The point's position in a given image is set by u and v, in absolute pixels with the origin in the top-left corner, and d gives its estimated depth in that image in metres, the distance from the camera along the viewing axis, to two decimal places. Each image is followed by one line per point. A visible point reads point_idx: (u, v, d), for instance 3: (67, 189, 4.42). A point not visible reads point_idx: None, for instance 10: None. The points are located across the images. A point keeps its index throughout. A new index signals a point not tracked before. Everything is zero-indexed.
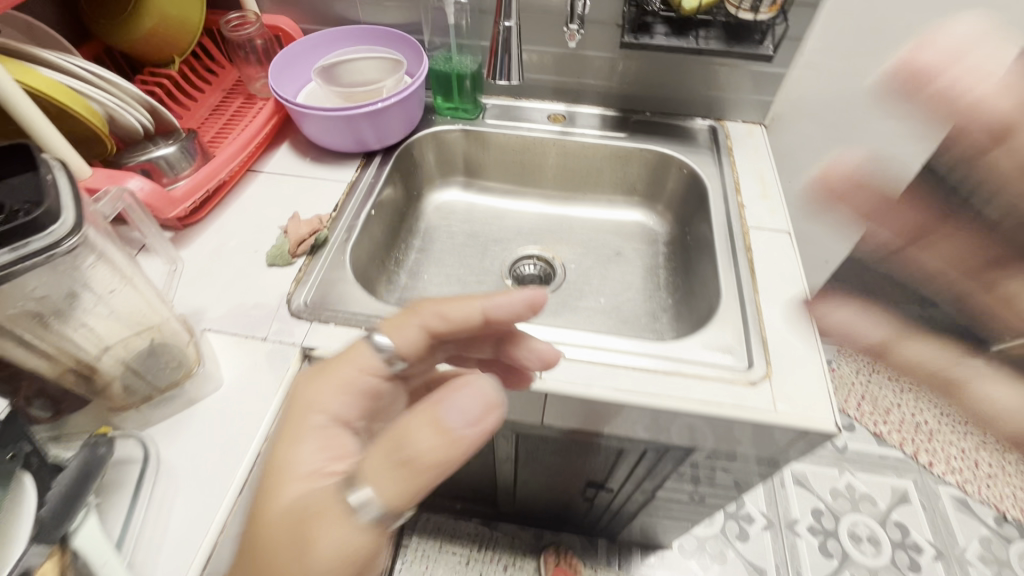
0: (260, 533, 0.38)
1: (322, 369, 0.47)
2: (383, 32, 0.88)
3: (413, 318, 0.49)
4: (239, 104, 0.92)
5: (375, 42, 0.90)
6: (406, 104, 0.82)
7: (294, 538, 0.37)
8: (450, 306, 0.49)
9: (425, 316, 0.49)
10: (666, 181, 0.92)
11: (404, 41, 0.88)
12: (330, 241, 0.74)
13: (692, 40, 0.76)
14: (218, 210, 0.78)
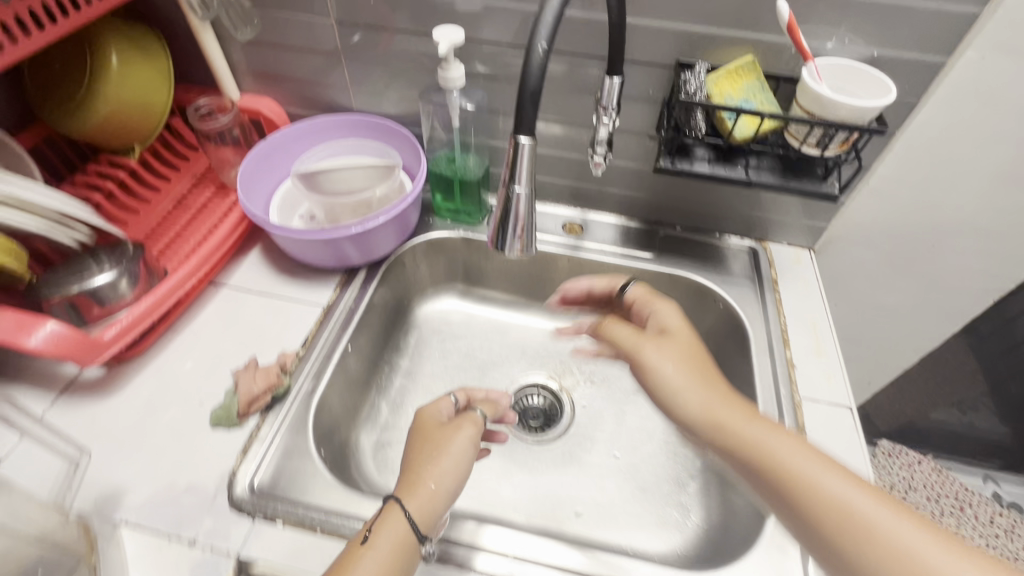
0: (424, 428, 0.58)
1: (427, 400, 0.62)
2: (378, 125, 0.78)
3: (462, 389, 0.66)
4: (207, 195, 0.80)
5: (376, 137, 0.80)
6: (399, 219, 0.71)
7: (444, 429, 0.57)
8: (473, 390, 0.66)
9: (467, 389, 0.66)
10: (698, 312, 0.79)
11: (406, 139, 0.76)
12: (292, 392, 0.61)
13: (742, 169, 0.64)
14: (166, 338, 0.66)
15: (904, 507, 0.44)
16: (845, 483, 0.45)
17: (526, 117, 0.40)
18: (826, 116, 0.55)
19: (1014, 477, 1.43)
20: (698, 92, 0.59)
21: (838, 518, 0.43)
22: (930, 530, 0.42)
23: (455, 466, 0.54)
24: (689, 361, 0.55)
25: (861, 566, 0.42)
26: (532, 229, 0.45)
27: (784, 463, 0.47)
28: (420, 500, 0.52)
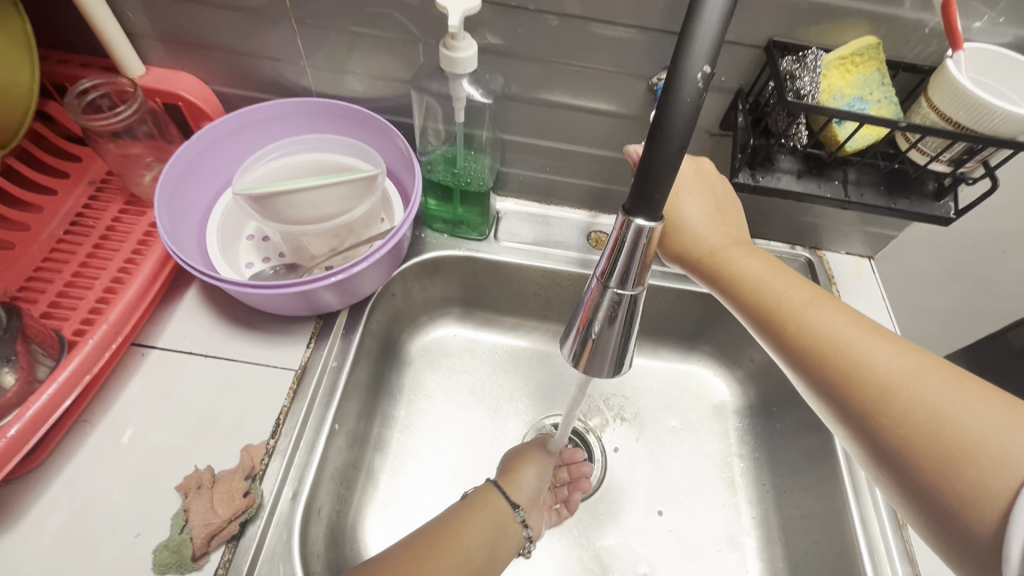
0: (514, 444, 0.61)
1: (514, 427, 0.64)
2: (353, 115, 0.59)
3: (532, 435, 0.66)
4: (115, 212, 0.59)
5: (346, 127, 0.60)
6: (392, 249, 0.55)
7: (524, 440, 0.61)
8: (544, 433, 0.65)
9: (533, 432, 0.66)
10: (748, 341, 0.67)
11: (390, 132, 0.58)
12: (267, 504, 0.46)
13: (838, 186, 0.50)
14: (76, 435, 0.48)
15: (924, 359, 0.35)
16: (842, 321, 0.38)
17: (654, 189, 0.25)
18: (975, 128, 0.42)
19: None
20: (810, 93, 0.44)
21: (840, 364, 0.36)
22: (968, 386, 0.32)
23: (540, 460, 0.57)
24: (713, 210, 0.47)
25: (866, 395, 0.35)
26: (628, 343, 0.32)
27: (776, 300, 0.41)
28: (516, 482, 0.55)
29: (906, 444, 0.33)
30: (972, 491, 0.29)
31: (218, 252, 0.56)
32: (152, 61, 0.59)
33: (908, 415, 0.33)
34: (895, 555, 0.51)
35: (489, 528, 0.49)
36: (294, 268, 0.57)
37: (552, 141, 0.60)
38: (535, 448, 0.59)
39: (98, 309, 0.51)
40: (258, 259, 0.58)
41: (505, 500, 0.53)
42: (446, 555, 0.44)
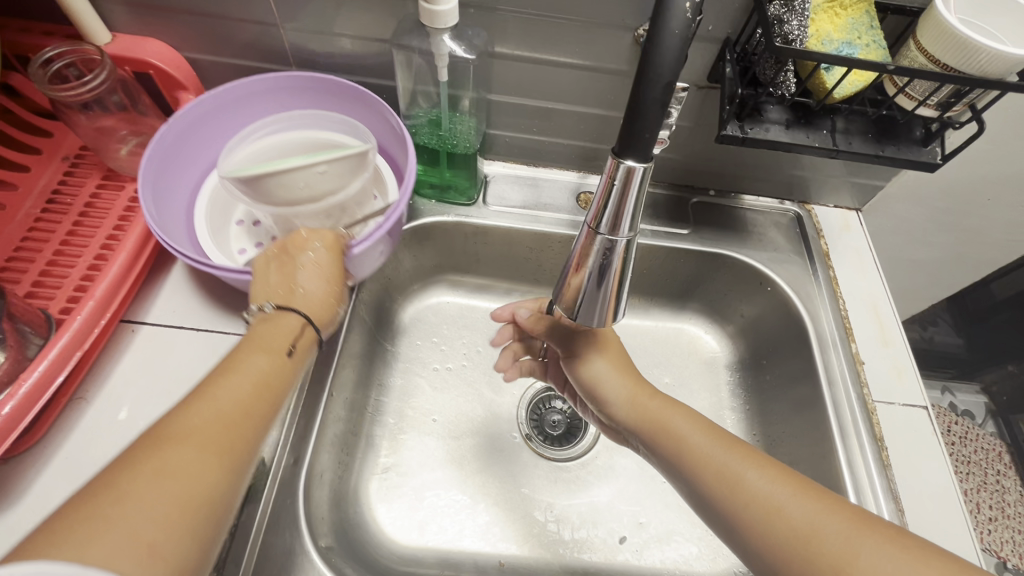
0: (285, 247, 0.49)
1: (310, 235, 0.49)
2: (343, 89, 0.57)
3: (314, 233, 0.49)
4: (93, 188, 0.58)
5: (333, 101, 0.59)
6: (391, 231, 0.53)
7: (296, 243, 0.49)
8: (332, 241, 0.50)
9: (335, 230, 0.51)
10: (737, 297, 0.68)
11: (381, 108, 0.56)
12: (270, 471, 0.47)
13: (827, 134, 0.49)
14: (72, 412, 0.48)
15: (856, 516, 0.37)
16: (774, 481, 0.40)
17: (645, 128, 0.24)
18: (963, 69, 0.42)
19: (969, 386, 1.15)
20: (798, 37, 0.43)
21: (784, 529, 0.37)
22: (907, 550, 0.34)
23: (324, 269, 0.48)
24: (621, 365, 0.53)
25: (816, 565, 0.35)
26: (623, 290, 0.31)
27: (717, 464, 0.42)
28: (301, 297, 0.47)
29: None
30: None
31: (210, 237, 0.55)
32: (120, 27, 0.57)
33: None
34: (880, 492, 0.51)
35: (260, 362, 0.42)
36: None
37: (537, 100, 0.59)
38: (300, 277, 0.48)
39: (83, 288, 0.51)
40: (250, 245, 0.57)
41: (296, 319, 0.46)
42: (241, 386, 0.40)
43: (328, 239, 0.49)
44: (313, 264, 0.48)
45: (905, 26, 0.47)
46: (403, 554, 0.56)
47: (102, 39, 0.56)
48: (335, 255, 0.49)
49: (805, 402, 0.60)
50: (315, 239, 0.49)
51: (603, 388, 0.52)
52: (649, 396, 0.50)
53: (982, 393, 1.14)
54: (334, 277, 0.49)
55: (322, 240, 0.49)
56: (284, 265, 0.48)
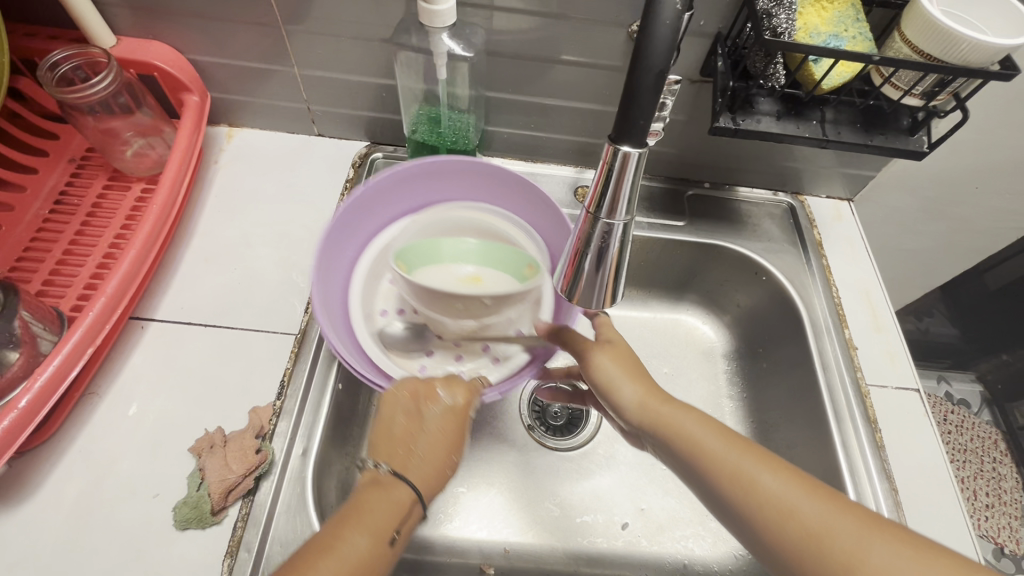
0: (414, 392, 0.45)
1: (447, 385, 0.46)
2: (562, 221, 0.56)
3: (448, 385, 0.46)
4: (100, 189, 0.59)
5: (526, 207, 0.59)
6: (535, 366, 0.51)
7: (427, 394, 0.44)
8: (468, 396, 0.45)
9: (468, 384, 0.46)
10: (733, 286, 0.70)
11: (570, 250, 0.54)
12: (279, 460, 0.47)
13: (817, 125, 0.51)
14: (84, 406, 0.49)
15: (872, 517, 0.32)
16: (786, 480, 0.35)
17: (639, 115, 0.25)
18: (945, 59, 0.43)
19: (964, 375, 1.16)
20: (786, 30, 0.44)
21: (795, 526, 0.33)
22: (918, 551, 0.30)
23: (449, 434, 0.43)
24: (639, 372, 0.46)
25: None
26: (621, 273, 0.32)
27: (728, 463, 0.37)
28: (418, 461, 0.41)
29: None
30: None
31: (358, 299, 0.55)
32: (124, 30, 0.58)
33: None
34: (874, 473, 0.53)
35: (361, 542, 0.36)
36: (425, 332, 0.55)
37: (534, 96, 0.60)
38: (420, 429, 0.43)
39: (93, 286, 0.52)
40: (394, 305, 0.57)
41: (406, 490, 0.39)
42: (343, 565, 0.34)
43: (462, 395, 0.45)
44: (438, 424, 0.43)
45: (890, 20, 0.48)
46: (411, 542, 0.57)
47: (107, 42, 0.57)
48: (463, 415, 0.45)
49: (800, 388, 0.61)
50: (449, 390, 0.45)
51: (613, 386, 0.45)
52: (679, 414, 0.41)
53: (977, 382, 1.16)
54: (454, 441, 0.43)
55: (457, 392, 0.45)
56: (405, 410, 0.43)
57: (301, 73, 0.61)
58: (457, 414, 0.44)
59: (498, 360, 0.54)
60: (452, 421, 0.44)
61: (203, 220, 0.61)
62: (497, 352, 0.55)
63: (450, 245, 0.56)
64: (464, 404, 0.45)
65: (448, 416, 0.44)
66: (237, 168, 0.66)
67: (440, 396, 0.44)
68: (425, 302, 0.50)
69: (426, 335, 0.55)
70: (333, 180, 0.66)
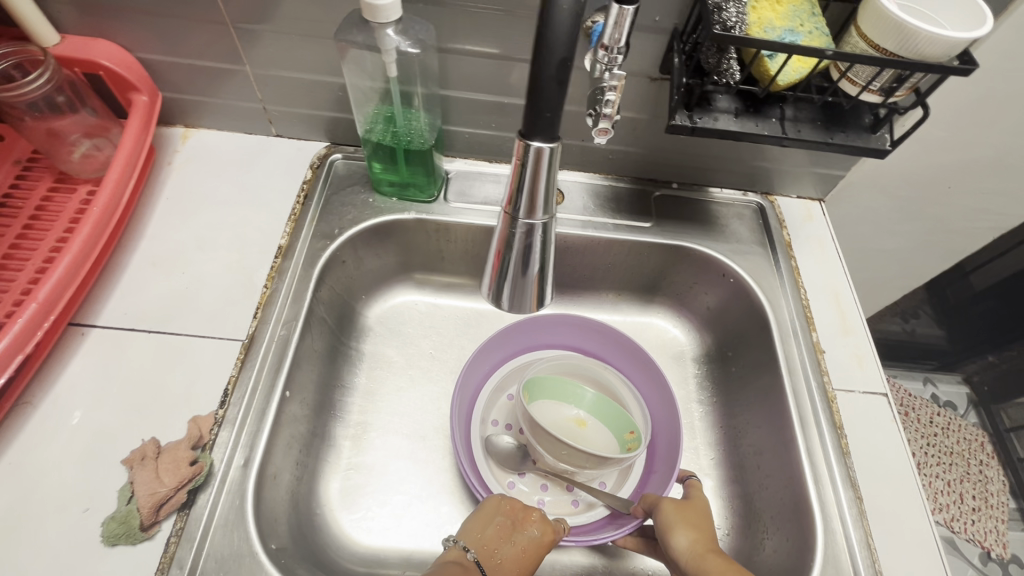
0: (514, 511, 0.51)
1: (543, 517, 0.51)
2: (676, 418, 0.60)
3: (544, 519, 0.51)
4: (45, 191, 0.57)
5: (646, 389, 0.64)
6: (613, 523, 0.56)
7: (525, 520, 0.50)
8: (554, 533, 0.51)
9: (558, 524, 0.52)
10: (702, 288, 0.68)
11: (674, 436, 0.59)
12: (217, 472, 0.46)
13: (776, 123, 0.49)
14: (17, 417, 0.47)
15: None
16: None
17: (546, 106, 0.25)
18: (901, 53, 0.42)
19: (951, 377, 1.15)
20: (736, 25, 0.43)
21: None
22: None
23: (528, 558, 0.48)
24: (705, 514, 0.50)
25: None
26: (544, 270, 0.36)
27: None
28: (497, 564, 0.48)
29: None
30: None
31: (481, 401, 0.64)
32: (69, 29, 0.56)
33: None
34: (838, 480, 0.52)
35: None
36: (526, 455, 0.61)
37: (493, 95, 0.59)
38: (504, 542, 0.49)
39: (29, 291, 0.50)
40: (504, 424, 0.64)
41: None
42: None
43: (551, 532, 0.50)
44: (519, 548, 0.49)
45: (849, 13, 0.47)
46: (365, 555, 0.55)
47: (50, 40, 0.55)
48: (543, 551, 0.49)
49: (768, 393, 0.59)
50: (544, 521, 0.51)
51: (672, 533, 0.48)
52: (727, 571, 0.44)
53: (964, 384, 1.14)
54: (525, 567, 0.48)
55: (550, 527, 0.51)
56: (499, 522, 0.50)
57: (254, 72, 0.60)
58: (539, 545, 0.49)
59: (578, 503, 0.60)
60: (534, 550, 0.49)
61: (153, 223, 0.60)
62: (578, 496, 0.60)
63: (575, 388, 0.64)
64: (550, 539, 0.50)
65: (533, 544, 0.49)
66: (191, 169, 0.64)
67: (533, 524, 0.50)
68: (536, 432, 0.57)
69: (525, 456, 0.61)
70: (291, 182, 0.65)
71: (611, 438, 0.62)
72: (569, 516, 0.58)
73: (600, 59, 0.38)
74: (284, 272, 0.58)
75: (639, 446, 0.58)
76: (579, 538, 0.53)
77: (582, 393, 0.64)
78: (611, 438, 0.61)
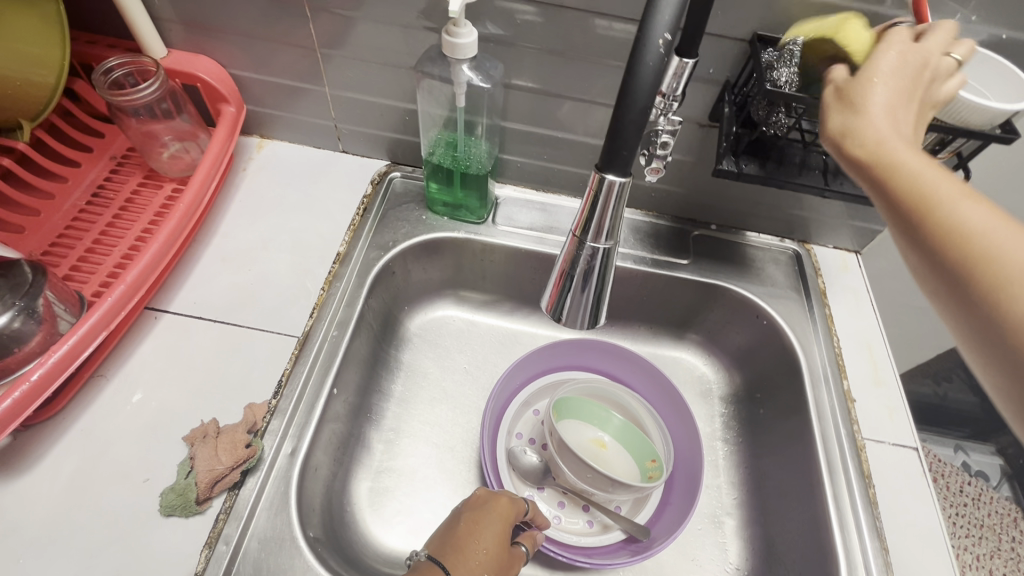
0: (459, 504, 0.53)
1: (485, 494, 0.53)
2: (697, 454, 0.61)
3: (487, 496, 0.53)
4: (134, 185, 0.63)
5: (675, 421, 0.65)
6: (626, 547, 0.58)
7: (474, 502, 0.53)
8: (501, 499, 0.53)
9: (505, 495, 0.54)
10: (733, 328, 0.70)
11: (698, 473, 0.60)
12: (267, 458, 0.49)
13: (818, 175, 0.52)
14: (93, 388, 0.51)
15: (964, 184, 0.34)
16: (929, 165, 0.36)
17: (623, 146, 0.29)
18: (944, 119, 0.45)
19: (983, 446, 1.10)
20: (787, 83, 0.46)
21: (969, 248, 0.32)
22: (982, 202, 0.33)
23: (486, 529, 0.50)
24: (898, 96, 0.39)
25: (920, 212, 0.34)
26: (602, 297, 0.36)
27: (906, 177, 0.35)
28: (457, 551, 0.48)
29: (967, 278, 0.32)
30: (1008, 285, 0.30)
31: (509, 415, 0.66)
32: (175, 43, 0.63)
33: (962, 244, 0.32)
34: (864, 529, 0.52)
35: None
36: (547, 471, 0.63)
37: (548, 129, 0.63)
38: (457, 527, 0.50)
39: (116, 274, 0.55)
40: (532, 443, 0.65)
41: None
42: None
43: (497, 500, 0.53)
44: (472, 526, 0.50)
45: None
46: (389, 556, 0.57)
47: (158, 53, 0.62)
48: (502, 518, 0.51)
49: (795, 435, 0.60)
50: (487, 499, 0.53)
51: (852, 91, 0.39)
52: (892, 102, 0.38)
53: (997, 454, 1.09)
54: (496, 540, 0.50)
55: (493, 498, 0.53)
56: (448, 523, 0.51)
57: (331, 94, 0.65)
58: (495, 519, 0.51)
59: (593, 523, 0.61)
60: (487, 521, 0.51)
61: (225, 222, 0.65)
62: (594, 516, 0.61)
63: (598, 411, 0.66)
64: (499, 507, 0.52)
65: (483, 516, 0.51)
66: (263, 176, 0.70)
67: (480, 505, 0.52)
68: (561, 449, 0.59)
69: (547, 473, 0.62)
70: (352, 195, 0.69)
71: (632, 463, 0.63)
72: (584, 535, 0.59)
73: (657, 104, 0.39)
74: (340, 277, 0.61)
75: (660, 475, 0.60)
76: (595, 561, 0.54)
77: (605, 418, 0.66)
78: (631, 463, 0.63)
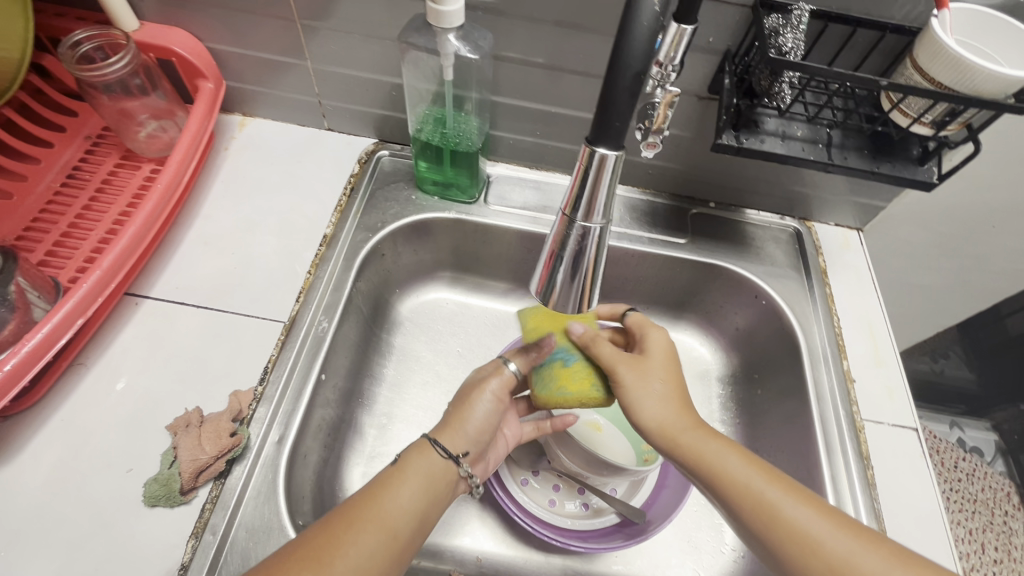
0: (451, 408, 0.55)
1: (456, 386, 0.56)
2: None
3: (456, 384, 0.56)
4: (111, 166, 0.60)
5: None
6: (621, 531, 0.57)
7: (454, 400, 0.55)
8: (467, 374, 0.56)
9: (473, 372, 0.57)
10: (732, 308, 0.68)
11: None
12: (253, 446, 0.47)
13: (822, 149, 0.50)
14: (73, 376, 0.50)
15: (765, 466, 0.42)
16: (755, 470, 0.41)
17: (615, 117, 0.27)
18: (955, 88, 0.42)
19: (979, 422, 1.09)
20: (792, 49, 0.45)
21: (829, 571, 0.37)
22: (825, 511, 0.39)
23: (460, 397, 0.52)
24: (671, 386, 0.47)
25: (775, 525, 0.39)
26: (595, 282, 0.34)
27: (733, 477, 0.41)
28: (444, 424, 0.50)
29: (826, 575, 0.37)
30: None
31: None
32: (148, 16, 0.60)
33: (814, 546, 0.37)
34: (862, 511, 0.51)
35: (413, 490, 0.43)
36: (542, 455, 0.62)
37: (540, 103, 0.60)
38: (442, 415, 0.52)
39: (93, 259, 0.53)
40: None
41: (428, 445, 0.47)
42: (369, 542, 0.38)
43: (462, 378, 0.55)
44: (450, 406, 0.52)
45: (904, 47, 0.47)
46: None
47: (130, 25, 0.59)
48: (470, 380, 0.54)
49: (793, 417, 0.59)
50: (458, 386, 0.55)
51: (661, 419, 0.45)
52: (674, 416, 0.45)
53: (992, 431, 1.07)
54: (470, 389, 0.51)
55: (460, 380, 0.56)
56: None
57: (314, 68, 0.62)
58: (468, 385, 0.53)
59: (587, 507, 0.60)
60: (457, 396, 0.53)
61: (207, 203, 0.63)
62: (589, 499, 0.60)
63: None
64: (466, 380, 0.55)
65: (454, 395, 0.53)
66: (246, 156, 0.67)
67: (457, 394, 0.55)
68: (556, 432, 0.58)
69: (541, 457, 0.62)
70: (339, 174, 0.67)
71: (628, 446, 0.62)
72: (577, 518, 0.58)
73: (654, 74, 0.37)
74: (327, 260, 0.60)
75: (656, 458, 0.59)
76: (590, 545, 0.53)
77: None
78: (627, 446, 0.62)
